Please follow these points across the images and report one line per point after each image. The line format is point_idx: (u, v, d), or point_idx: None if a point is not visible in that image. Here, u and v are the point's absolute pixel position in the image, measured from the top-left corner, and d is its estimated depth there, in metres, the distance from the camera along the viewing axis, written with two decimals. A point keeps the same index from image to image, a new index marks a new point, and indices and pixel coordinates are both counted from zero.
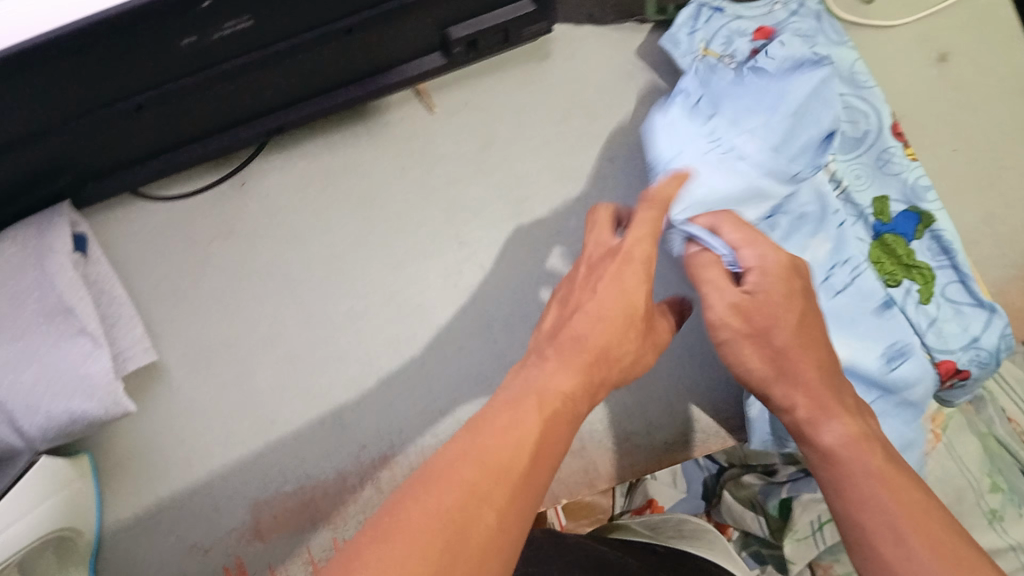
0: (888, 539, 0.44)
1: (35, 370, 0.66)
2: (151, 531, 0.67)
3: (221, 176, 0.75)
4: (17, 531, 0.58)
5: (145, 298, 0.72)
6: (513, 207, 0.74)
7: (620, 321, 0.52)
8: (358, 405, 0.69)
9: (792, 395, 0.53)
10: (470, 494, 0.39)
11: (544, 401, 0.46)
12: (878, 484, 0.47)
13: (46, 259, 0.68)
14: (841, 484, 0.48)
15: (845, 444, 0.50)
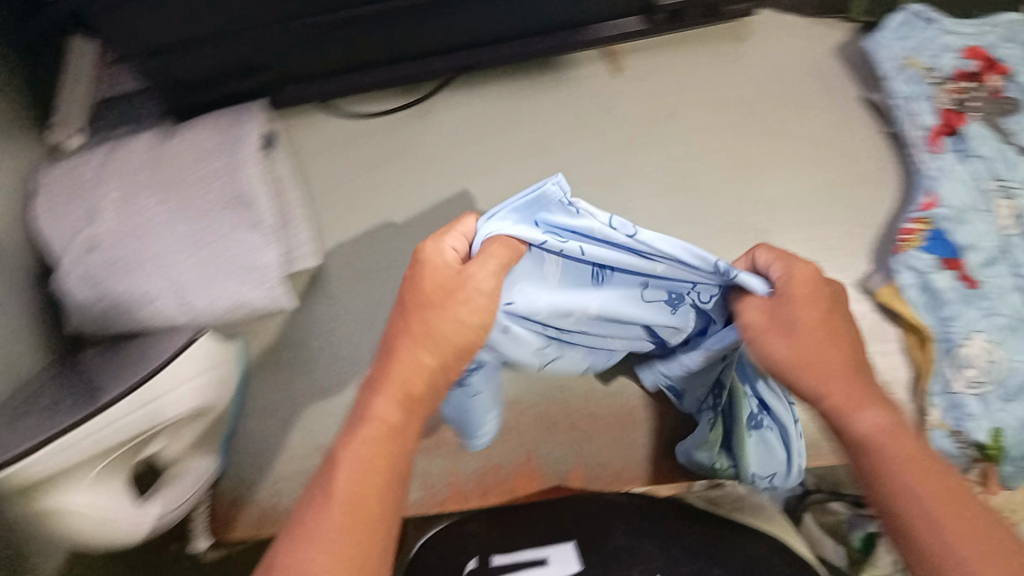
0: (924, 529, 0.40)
1: (210, 251, 0.70)
2: (286, 423, 0.71)
3: (408, 101, 0.79)
4: (178, 397, 0.62)
5: (322, 206, 0.77)
6: (681, 182, 0.75)
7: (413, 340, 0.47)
8: None
9: (824, 384, 0.46)
10: (351, 524, 0.41)
11: (377, 435, 0.45)
12: (908, 474, 0.42)
13: (235, 151, 0.71)
14: (871, 479, 0.44)
15: (880, 434, 0.44)
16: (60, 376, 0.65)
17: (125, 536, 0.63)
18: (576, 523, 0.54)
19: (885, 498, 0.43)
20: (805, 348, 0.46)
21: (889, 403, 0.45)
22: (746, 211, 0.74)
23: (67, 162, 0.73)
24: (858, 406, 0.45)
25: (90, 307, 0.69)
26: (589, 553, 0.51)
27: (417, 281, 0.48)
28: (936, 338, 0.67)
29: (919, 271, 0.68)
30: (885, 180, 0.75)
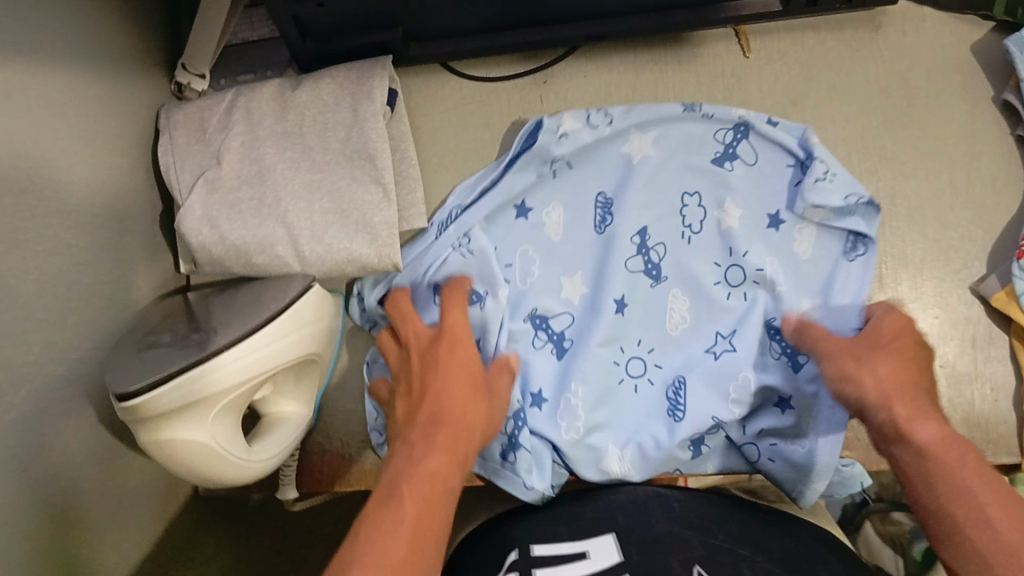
0: (980, 526, 0.49)
1: (326, 204, 0.71)
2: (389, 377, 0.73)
3: (529, 69, 0.78)
4: (289, 343, 0.63)
5: (435, 165, 0.77)
6: None
7: (461, 376, 0.64)
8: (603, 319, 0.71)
9: (886, 397, 0.60)
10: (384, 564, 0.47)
11: (422, 479, 0.54)
12: (974, 477, 0.52)
13: (360, 104, 0.72)
14: (932, 479, 0.53)
15: (937, 444, 0.55)
16: (175, 316, 0.66)
17: (242, 479, 0.63)
18: (618, 517, 0.61)
19: (933, 486, 0.53)
20: (890, 378, 0.61)
21: (945, 423, 0.57)
22: None
23: (196, 103, 0.74)
24: (918, 413, 0.58)
25: (209, 250, 0.70)
26: (627, 545, 0.57)
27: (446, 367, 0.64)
28: None
29: None
30: (1006, 187, 0.75)
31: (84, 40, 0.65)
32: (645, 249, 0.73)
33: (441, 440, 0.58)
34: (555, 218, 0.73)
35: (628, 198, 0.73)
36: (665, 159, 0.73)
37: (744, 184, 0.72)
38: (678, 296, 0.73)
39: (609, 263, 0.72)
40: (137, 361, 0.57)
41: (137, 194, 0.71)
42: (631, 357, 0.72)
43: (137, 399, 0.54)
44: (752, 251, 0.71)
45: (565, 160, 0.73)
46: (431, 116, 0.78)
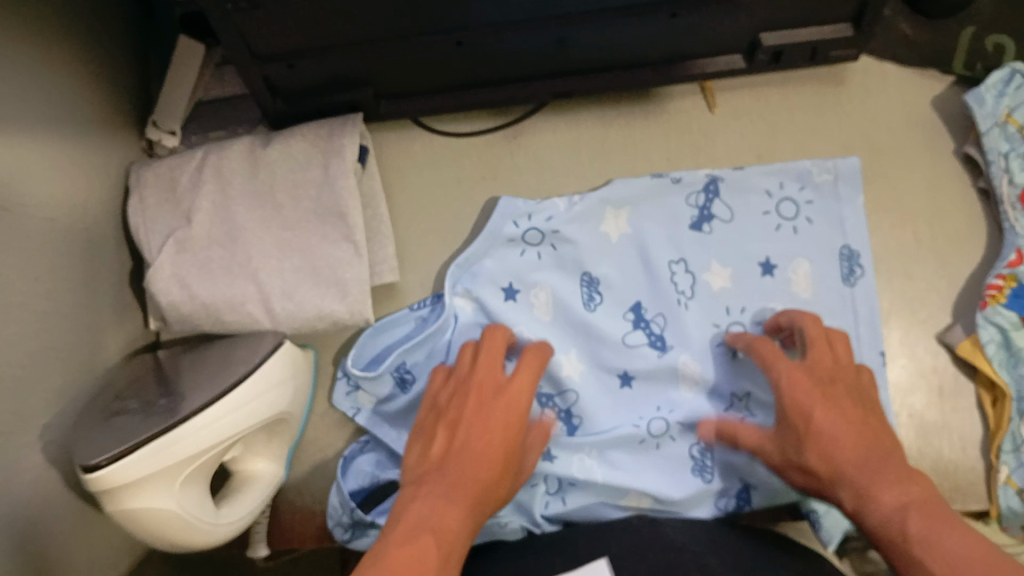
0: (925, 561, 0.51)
1: (297, 262, 0.72)
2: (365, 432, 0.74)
3: (498, 125, 0.79)
4: (258, 405, 0.63)
5: (405, 219, 0.77)
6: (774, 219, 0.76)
7: (858, 433, 0.61)
8: (583, 352, 0.73)
9: (856, 471, 0.58)
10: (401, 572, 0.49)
11: (444, 531, 0.54)
12: (935, 539, 0.51)
13: (331, 161, 0.72)
14: (885, 535, 0.55)
15: (905, 507, 0.54)
16: (145, 378, 0.66)
17: (210, 544, 0.62)
18: (611, 545, 0.62)
19: (901, 547, 0.53)
20: (844, 425, 0.61)
21: (925, 491, 0.55)
22: (824, 250, 0.76)
23: (166, 162, 0.74)
24: (881, 480, 0.57)
25: (179, 308, 0.70)
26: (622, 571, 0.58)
27: (481, 426, 0.62)
28: (1012, 397, 0.72)
29: (999, 329, 0.73)
30: (969, 238, 0.77)
31: (54, 105, 0.65)
32: (642, 320, 0.74)
33: (472, 473, 0.59)
34: (542, 300, 0.73)
35: (612, 277, 0.74)
36: (641, 236, 0.74)
37: (726, 234, 0.75)
38: (689, 361, 0.73)
39: (603, 346, 0.73)
40: (106, 430, 0.57)
41: (106, 253, 0.71)
42: (652, 427, 0.71)
43: (100, 473, 0.53)
44: (750, 304, 0.74)
45: (553, 241, 0.74)
46: (400, 171, 0.78)
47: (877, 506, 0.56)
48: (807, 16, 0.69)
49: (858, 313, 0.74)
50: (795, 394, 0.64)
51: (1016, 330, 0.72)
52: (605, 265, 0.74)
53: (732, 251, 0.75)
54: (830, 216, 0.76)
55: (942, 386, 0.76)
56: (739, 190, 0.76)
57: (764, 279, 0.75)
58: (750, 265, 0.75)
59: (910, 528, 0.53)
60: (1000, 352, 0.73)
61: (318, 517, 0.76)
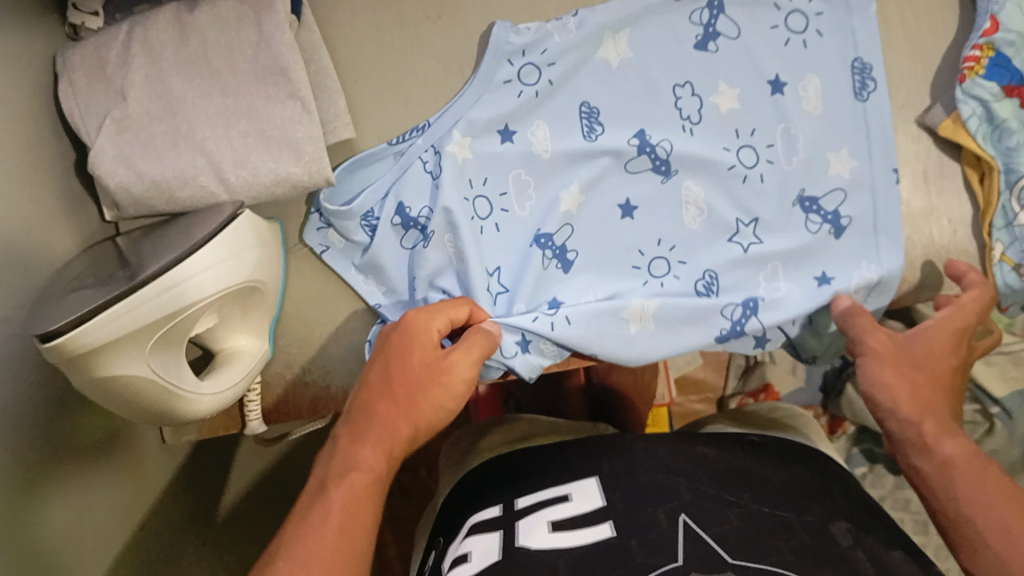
0: (966, 509, 0.52)
1: (245, 127, 0.69)
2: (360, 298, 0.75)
3: None
4: (222, 270, 0.61)
5: (351, 73, 0.74)
6: (750, 25, 0.73)
7: (934, 395, 0.61)
8: (580, 194, 0.73)
9: (919, 415, 0.59)
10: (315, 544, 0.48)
11: (352, 473, 0.53)
12: (986, 492, 0.52)
13: (265, 17, 0.69)
14: (942, 485, 0.54)
15: (963, 462, 0.55)
16: (104, 260, 0.64)
17: (193, 412, 0.62)
18: (606, 463, 0.63)
19: (952, 494, 0.53)
20: (929, 385, 0.62)
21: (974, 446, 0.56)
22: (795, 54, 0.73)
23: (91, 42, 0.70)
24: (943, 434, 0.57)
25: (128, 189, 0.67)
26: (612, 493, 0.58)
27: (407, 354, 0.60)
28: (999, 170, 0.70)
29: (982, 103, 0.70)
30: (937, 16, 0.74)
31: None
32: (647, 149, 0.72)
33: (393, 407, 0.57)
34: (541, 136, 0.72)
35: (613, 107, 0.73)
36: (643, 62, 0.73)
37: (733, 53, 0.73)
38: (694, 187, 0.73)
39: (606, 177, 0.73)
40: (62, 305, 0.54)
41: (45, 144, 0.68)
42: (654, 270, 0.73)
43: (59, 340, 0.51)
44: (758, 127, 0.73)
45: (547, 76, 0.72)
46: (340, 23, 0.74)
47: (933, 458, 0.56)
48: None
49: (869, 129, 0.73)
50: (919, 349, 0.64)
51: (998, 101, 0.70)
52: (605, 94, 0.73)
53: (732, 67, 0.73)
54: (840, 27, 0.74)
55: (926, 173, 0.74)
56: (745, 4, 0.73)
57: (771, 98, 0.73)
58: (741, 80, 0.73)
59: (957, 486, 0.53)
60: (984, 128, 0.70)
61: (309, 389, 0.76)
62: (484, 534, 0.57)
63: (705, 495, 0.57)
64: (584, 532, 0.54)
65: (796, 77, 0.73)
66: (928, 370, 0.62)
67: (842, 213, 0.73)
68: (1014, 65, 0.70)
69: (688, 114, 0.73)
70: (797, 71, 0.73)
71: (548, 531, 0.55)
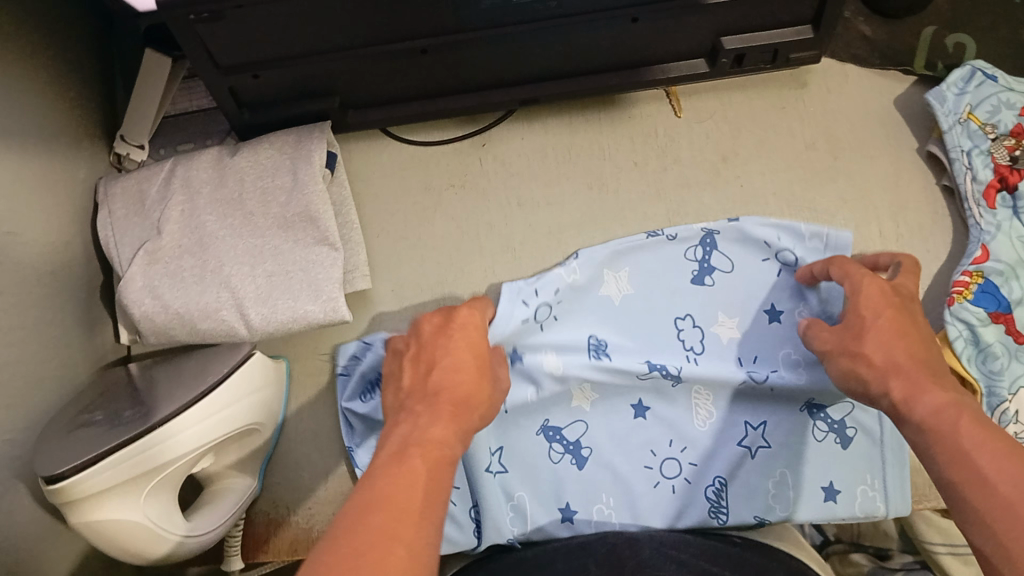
0: (944, 464, 0.49)
1: (269, 268, 0.72)
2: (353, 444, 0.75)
3: (467, 133, 0.80)
4: (227, 416, 0.64)
5: (373, 229, 0.78)
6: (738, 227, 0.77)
7: (907, 340, 0.59)
8: (586, 397, 0.74)
9: (889, 356, 0.58)
10: (386, 507, 0.44)
11: (428, 448, 0.50)
12: (959, 437, 0.49)
13: (300, 168, 0.73)
14: (932, 443, 0.51)
15: (940, 409, 0.52)
16: (113, 391, 0.66)
17: (179, 555, 0.63)
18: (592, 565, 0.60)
19: (944, 440, 0.50)
20: (895, 328, 0.60)
21: (948, 385, 0.54)
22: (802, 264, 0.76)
23: (134, 174, 0.75)
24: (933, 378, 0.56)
25: (152, 319, 0.70)
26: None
27: (460, 338, 0.61)
28: (982, 393, 0.71)
29: (970, 327, 0.72)
30: (937, 232, 0.77)
31: (24, 114, 0.66)
32: (657, 366, 0.73)
33: (447, 390, 0.56)
34: (552, 360, 0.72)
35: (618, 339, 0.74)
36: (645, 294, 0.75)
37: (728, 288, 0.75)
38: (701, 392, 0.73)
39: (612, 386, 0.74)
40: (68, 443, 0.57)
41: (75, 266, 0.71)
42: (666, 470, 0.73)
43: (66, 482, 0.54)
44: (761, 352, 0.74)
45: (557, 306, 0.75)
46: (370, 182, 0.79)
47: (917, 407, 0.54)
48: (767, 19, 0.70)
49: None
50: (861, 305, 0.62)
51: (983, 326, 0.72)
52: (609, 328, 0.75)
53: (728, 292, 0.75)
54: None
55: None
56: (738, 241, 0.76)
57: (769, 326, 0.75)
58: (740, 309, 0.75)
59: (940, 427, 0.51)
60: (970, 350, 0.72)
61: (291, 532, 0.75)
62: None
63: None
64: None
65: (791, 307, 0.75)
66: (900, 314, 0.61)
67: (849, 423, 0.72)
68: (1002, 293, 0.73)
69: (687, 340, 0.74)
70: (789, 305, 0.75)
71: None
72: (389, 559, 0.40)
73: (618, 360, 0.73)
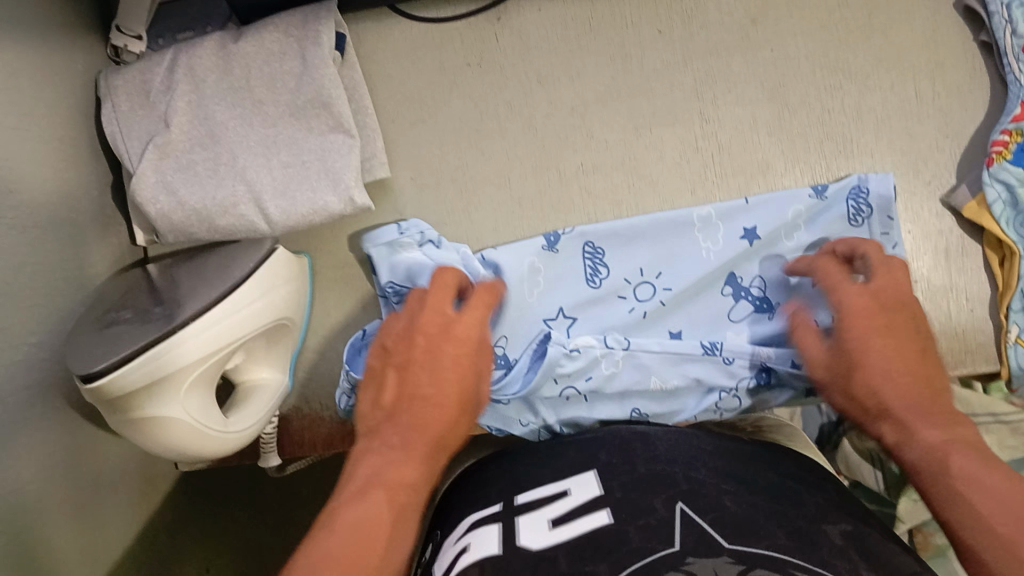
0: (936, 471, 0.51)
1: (285, 158, 0.69)
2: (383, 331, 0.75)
3: (481, 6, 0.76)
4: (259, 308, 0.62)
5: (389, 114, 0.76)
6: (766, 93, 0.75)
7: (900, 351, 0.58)
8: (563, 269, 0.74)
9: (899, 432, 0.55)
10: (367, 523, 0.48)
11: (393, 489, 0.51)
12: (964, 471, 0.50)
13: (308, 50, 0.69)
14: (926, 482, 0.52)
15: (933, 449, 0.52)
16: (135, 290, 0.64)
17: (222, 450, 0.63)
18: (601, 454, 0.57)
19: (940, 476, 0.51)
20: (896, 355, 0.58)
21: (953, 421, 0.54)
22: (829, 129, 0.75)
23: (135, 65, 0.71)
24: (926, 416, 0.54)
25: (168, 217, 0.68)
26: (609, 482, 0.53)
27: (430, 355, 0.58)
28: (1021, 254, 0.70)
29: (1007, 188, 0.70)
30: (974, 92, 0.75)
31: (17, 5, 0.62)
32: (744, 293, 0.72)
33: (428, 417, 0.55)
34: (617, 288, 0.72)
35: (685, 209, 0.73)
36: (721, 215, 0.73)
37: (770, 215, 0.72)
38: (707, 213, 0.72)
39: (618, 246, 0.73)
40: (101, 339, 0.56)
41: (85, 165, 0.69)
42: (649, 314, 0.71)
43: (102, 380, 0.53)
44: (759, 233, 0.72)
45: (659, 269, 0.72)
46: (383, 63, 0.77)
47: (914, 440, 0.54)
48: None
49: None
50: (855, 327, 0.60)
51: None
52: (653, 246, 0.73)
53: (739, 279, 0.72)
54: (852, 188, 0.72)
55: (950, 249, 0.74)
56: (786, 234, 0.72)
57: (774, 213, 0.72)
58: (740, 179, 0.75)
59: (948, 459, 0.51)
60: (1008, 212, 0.70)
61: (325, 424, 0.76)
62: (482, 532, 0.52)
63: (702, 484, 0.52)
64: (577, 522, 0.50)
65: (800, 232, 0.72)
66: (876, 303, 0.60)
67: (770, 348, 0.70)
68: None
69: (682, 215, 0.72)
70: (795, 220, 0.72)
71: (548, 529, 0.50)
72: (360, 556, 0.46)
73: (614, 240, 0.73)
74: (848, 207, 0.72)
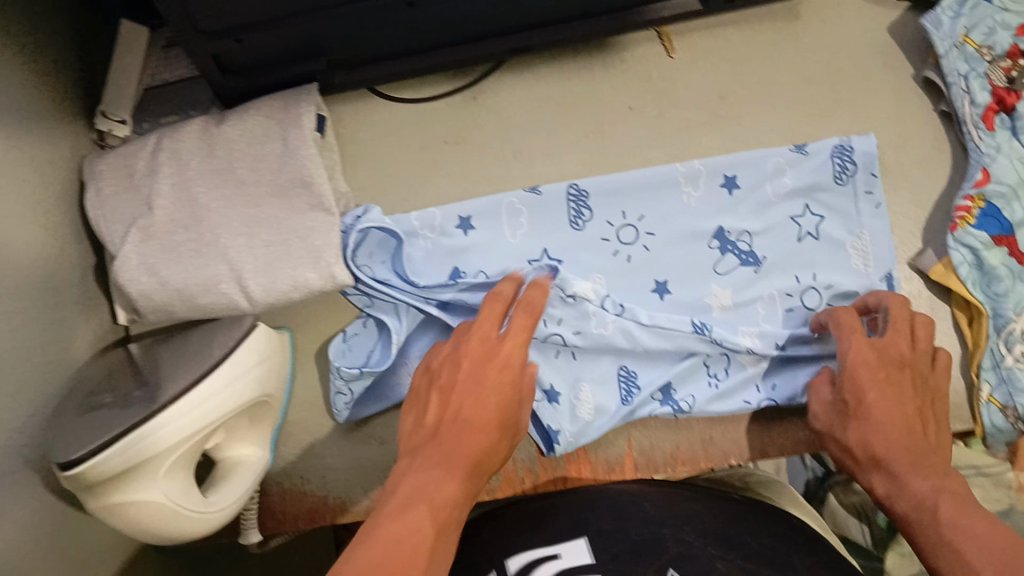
0: (931, 556, 0.54)
1: (267, 237, 0.70)
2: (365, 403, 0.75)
3: (459, 87, 0.79)
4: (240, 387, 0.63)
5: (370, 192, 0.78)
6: None
7: (900, 411, 0.63)
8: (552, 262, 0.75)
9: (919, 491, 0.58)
10: (435, 524, 0.50)
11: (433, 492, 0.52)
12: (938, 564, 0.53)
13: (290, 132, 0.71)
14: (924, 553, 0.55)
15: (927, 502, 0.57)
16: (117, 372, 0.65)
17: (203, 531, 0.63)
18: (592, 518, 0.57)
19: (927, 526, 0.56)
20: (897, 405, 0.63)
21: (944, 479, 0.58)
22: None
23: (120, 150, 0.73)
24: (914, 468, 0.60)
25: (151, 297, 0.68)
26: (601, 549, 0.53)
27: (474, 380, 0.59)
28: (988, 314, 0.72)
29: (973, 250, 0.72)
30: (936, 160, 0.78)
31: (6, 94, 0.63)
32: (730, 245, 0.74)
33: (467, 445, 0.56)
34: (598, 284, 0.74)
35: (661, 195, 0.75)
36: (698, 199, 0.75)
37: (752, 172, 0.75)
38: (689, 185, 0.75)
39: (601, 221, 0.75)
40: (79, 425, 0.57)
41: (69, 246, 0.70)
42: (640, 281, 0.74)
43: (79, 468, 0.54)
44: (735, 217, 0.75)
45: (644, 243, 0.75)
46: (363, 143, 0.79)
47: (908, 494, 0.59)
48: None
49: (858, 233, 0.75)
50: (859, 377, 0.64)
51: (988, 250, 0.72)
52: (636, 224, 0.75)
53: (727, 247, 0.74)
54: (831, 161, 0.75)
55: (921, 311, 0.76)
56: (764, 212, 0.75)
57: (749, 184, 0.75)
58: None
59: (939, 513, 0.55)
60: (973, 274, 0.72)
61: (307, 500, 0.75)
62: None
63: (692, 549, 0.53)
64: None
65: (778, 206, 0.75)
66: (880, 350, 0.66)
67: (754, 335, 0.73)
68: (1005, 215, 0.72)
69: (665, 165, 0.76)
70: (772, 193, 0.75)
71: None
72: (409, 541, 0.48)
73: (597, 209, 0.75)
74: (834, 152, 0.75)
